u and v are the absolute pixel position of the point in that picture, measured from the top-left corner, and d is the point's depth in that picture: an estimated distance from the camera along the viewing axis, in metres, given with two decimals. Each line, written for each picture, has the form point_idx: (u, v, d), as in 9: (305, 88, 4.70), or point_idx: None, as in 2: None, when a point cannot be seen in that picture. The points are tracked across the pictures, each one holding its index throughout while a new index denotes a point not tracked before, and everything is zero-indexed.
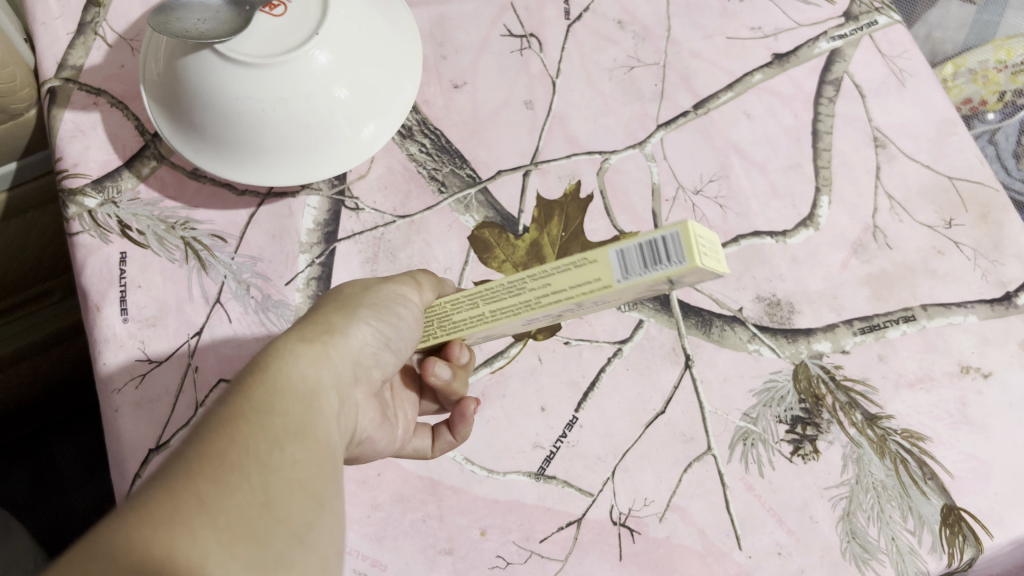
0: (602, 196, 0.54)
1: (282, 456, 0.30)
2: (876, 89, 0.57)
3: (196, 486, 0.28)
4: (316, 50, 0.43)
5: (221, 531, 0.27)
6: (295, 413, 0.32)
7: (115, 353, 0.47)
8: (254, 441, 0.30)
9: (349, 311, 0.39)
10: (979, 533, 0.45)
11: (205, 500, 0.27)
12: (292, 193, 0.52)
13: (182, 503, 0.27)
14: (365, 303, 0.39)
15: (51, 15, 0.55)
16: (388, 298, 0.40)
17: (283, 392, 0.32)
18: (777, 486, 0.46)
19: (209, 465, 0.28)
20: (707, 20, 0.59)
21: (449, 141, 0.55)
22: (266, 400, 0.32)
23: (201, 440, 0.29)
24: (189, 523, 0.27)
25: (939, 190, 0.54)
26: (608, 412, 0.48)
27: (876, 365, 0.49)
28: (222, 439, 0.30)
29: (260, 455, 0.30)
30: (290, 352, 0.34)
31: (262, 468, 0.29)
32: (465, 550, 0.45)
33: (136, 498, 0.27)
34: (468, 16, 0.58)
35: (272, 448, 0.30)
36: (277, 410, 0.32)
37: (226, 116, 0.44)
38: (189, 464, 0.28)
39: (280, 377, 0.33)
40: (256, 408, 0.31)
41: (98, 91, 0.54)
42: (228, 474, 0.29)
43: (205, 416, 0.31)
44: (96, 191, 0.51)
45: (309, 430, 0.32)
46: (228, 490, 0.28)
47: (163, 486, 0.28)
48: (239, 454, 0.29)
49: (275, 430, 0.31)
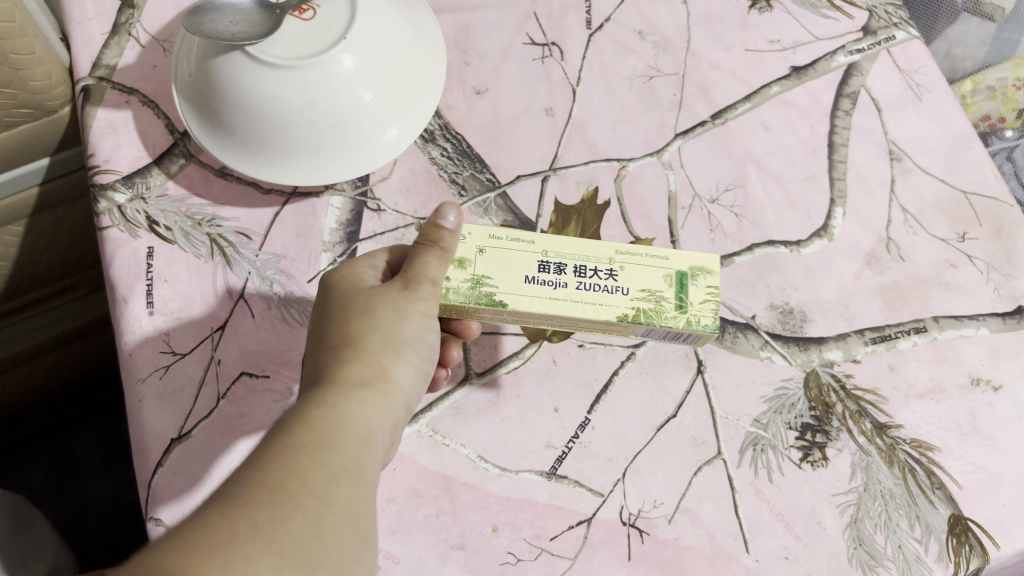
0: (620, 203, 0.55)
1: (335, 491, 0.34)
2: (892, 103, 0.58)
3: (255, 514, 0.31)
4: (343, 53, 0.44)
5: (274, 558, 0.30)
6: (353, 452, 0.35)
7: (141, 345, 0.48)
8: (312, 474, 0.33)
9: (394, 351, 0.40)
10: (986, 544, 0.45)
11: (260, 531, 0.30)
12: (315, 193, 0.54)
13: (242, 529, 0.30)
14: (402, 338, 0.41)
15: (86, 16, 0.57)
16: (418, 320, 0.42)
17: (345, 434, 0.35)
18: (786, 491, 0.47)
19: (267, 495, 0.31)
20: (727, 32, 0.60)
21: (470, 145, 0.56)
22: (329, 437, 0.35)
23: (264, 468, 0.32)
24: (246, 550, 0.30)
25: (954, 204, 0.55)
26: (621, 414, 0.49)
27: (886, 375, 0.50)
28: (283, 467, 0.33)
29: (317, 489, 0.33)
30: (352, 393, 0.37)
31: (317, 500, 0.33)
32: (476, 546, 0.45)
33: (195, 518, 0.30)
34: (491, 24, 0.60)
35: (329, 483, 0.34)
36: (340, 447, 0.35)
37: (254, 116, 0.45)
38: (250, 490, 0.31)
39: (343, 419, 0.36)
40: (320, 446, 0.34)
41: (130, 91, 0.55)
42: (286, 503, 0.32)
43: (268, 437, 0.34)
44: (126, 187, 0.52)
45: (362, 469, 0.36)
46: (284, 519, 0.31)
47: (226, 511, 0.30)
48: (299, 486, 0.32)
49: (334, 466, 0.34)
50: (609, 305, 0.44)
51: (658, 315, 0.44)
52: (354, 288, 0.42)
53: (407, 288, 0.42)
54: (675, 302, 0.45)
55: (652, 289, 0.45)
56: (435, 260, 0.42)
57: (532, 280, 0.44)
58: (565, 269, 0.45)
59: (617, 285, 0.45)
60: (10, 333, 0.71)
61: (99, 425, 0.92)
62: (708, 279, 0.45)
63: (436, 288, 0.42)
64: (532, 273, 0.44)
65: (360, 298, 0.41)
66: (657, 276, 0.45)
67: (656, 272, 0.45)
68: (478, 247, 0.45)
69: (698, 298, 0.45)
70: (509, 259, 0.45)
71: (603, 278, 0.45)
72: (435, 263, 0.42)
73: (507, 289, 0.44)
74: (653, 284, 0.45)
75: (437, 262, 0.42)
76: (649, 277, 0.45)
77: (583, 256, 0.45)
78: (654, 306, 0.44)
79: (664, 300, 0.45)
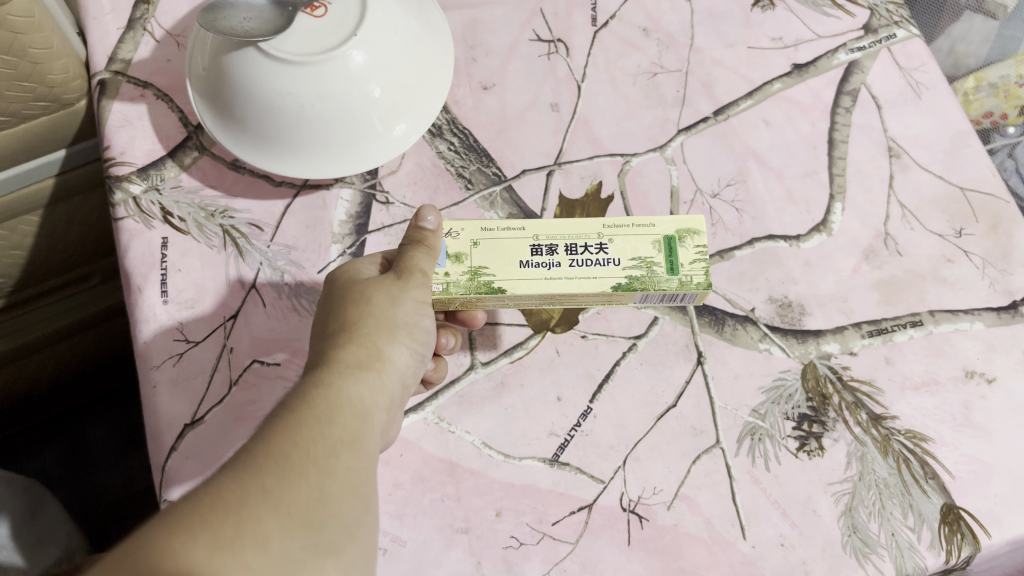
0: (623, 197, 0.56)
1: (336, 461, 0.35)
2: (892, 101, 0.58)
3: (263, 479, 0.32)
4: (353, 50, 0.45)
5: (283, 518, 0.32)
6: (350, 426, 0.36)
7: (155, 332, 0.50)
8: (314, 445, 0.34)
9: (389, 333, 0.42)
10: (977, 533, 0.46)
11: (268, 493, 0.32)
12: (326, 186, 0.55)
13: (250, 493, 0.32)
14: (396, 321, 0.42)
15: (102, 11, 0.58)
16: (412, 307, 0.43)
17: (343, 409, 0.37)
18: (782, 480, 0.48)
19: (272, 463, 0.33)
20: (730, 29, 0.61)
21: (476, 140, 0.57)
22: (328, 411, 0.36)
23: (268, 440, 0.34)
24: (255, 510, 0.31)
25: (952, 200, 0.56)
26: (622, 404, 0.50)
27: (882, 367, 0.51)
28: (286, 439, 0.34)
29: (319, 459, 0.34)
30: (348, 372, 0.38)
31: (320, 469, 0.34)
32: (480, 530, 0.47)
33: (208, 484, 0.32)
34: (499, 21, 0.61)
35: (330, 454, 0.35)
36: (338, 422, 0.36)
37: (267, 111, 0.46)
38: (256, 459, 0.33)
39: (341, 396, 0.37)
40: (319, 419, 0.35)
41: (145, 84, 0.56)
42: (291, 469, 0.33)
43: (271, 415, 0.36)
44: (141, 179, 0.54)
45: (361, 443, 0.37)
46: (290, 484, 0.32)
47: (236, 477, 0.32)
48: (302, 456, 0.34)
49: (333, 438, 0.35)
50: (604, 277, 0.46)
51: (651, 282, 0.46)
52: (351, 278, 0.44)
53: (400, 276, 0.43)
54: (665, 265, 0.46)
55: (642, 256, 0.47)
56: (424, 255, 0.44)
57: (528, 265, 0.46)
58: (556, 249, 0.46)
59: (608, 258, 0.46)
60: (18, 324, 0.73)
61: (112, 414, 0.94)
62: (695, 240, 0.47)
63: (427, 279, 0.44)
64: (527, 256, 0.46)
65: (356, 286, 0.43)
66: (646, 242, 0.47)
67: (644, 240, 0.47)
68: (472, 240, 0.47)
69: (688, 259, 0.47)
70: (502, 248, 0.46)
71: (594, 252, 0.46)
72: (423, 257, 0.44)
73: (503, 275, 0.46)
74: (642, 252, 0.47)
75: (426, 258, 0.44)
76: (637, 246, 0.47)
77: (573, 234, 0.47)
78: (645, 271, 0.46)
79: (655, 265, 0.47)
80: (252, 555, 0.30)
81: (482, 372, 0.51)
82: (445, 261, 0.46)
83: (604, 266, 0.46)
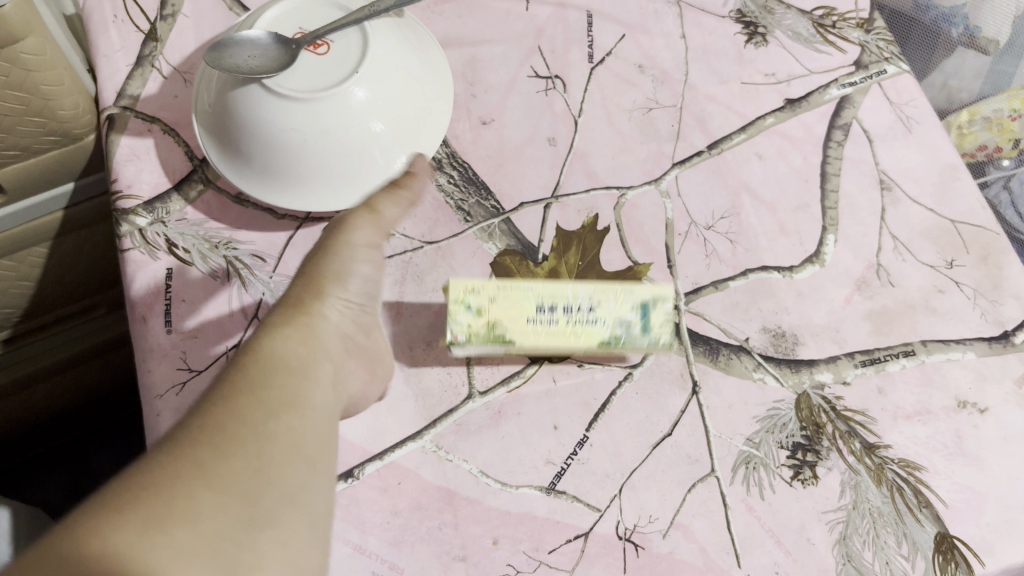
0: (618, 229, 0.57)
1: (273, 427, 0.34)
2: (883, 135, 0.60)
3: (196, 453, 0.32)
4: (355, 86, 0.46)
5: (218, 489, 0.32)
6: (286, 388, 0.36)
7: (159, 361, 0.51)
8: (249, 414, 0.34)
9: (323, 285, 0.41)
10: (971, 562, 0.47)
11: (202, 468, 0.32)
12: (328, 219, 0.56)
13: (184, 468, 0.32)
14: (331, 272, 0.42)
15: (112, 48, 0.59)
16: (351, 250, 0.42)
17: (275, 372, 0.36)
18: (776, 508, 0.49)
19: (208, 437, 0.33)
20: (724, 66, 0.62)
21: (475, 173, 0.58)
22: (259, 379, 0.36)
23: (203, 415, 0.34)
24: (187, 485, 0.31)
25: (942, 232, 0.57)
26: (618, 432, 0.51)
27: (875, 397, 0.52)
28: (222, 413, 0.34)
29: (255, 427, 0.34)
30: (272, 333, 0.38)
31: (258, 438, 0.34)
32: (477, 558, 0.47)
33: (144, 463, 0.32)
34: (497, 58, 0.62)
35: (266, 419, 0.35)
36: (271, 386, 0.36)
37: (270, 146, 0.47)
38: (190, 434, 0.33)
39: (268, 358, 0.37)
40: (251, 384, 0.35)
41: (153, 119, 0.57)
42: (226, 441, 0.33)
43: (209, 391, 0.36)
44: (147, 211, 0.55)
45: (299, 402, 0.36)
46: (225, 456, 0.32)
47: (171, 455, 0.32)
48: (236, 425, 0.34)
49: (270, 403, 0.35)
50: (593, 333, 0.48)
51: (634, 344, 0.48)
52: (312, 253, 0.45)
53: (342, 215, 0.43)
54: (641, 328, 0.48)
55: (622, 319, 0.48)
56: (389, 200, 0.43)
57: (530, 321, 0.47)
58: (555, 309, 0.47)
59: (596, 318, 0.48)
60: (28, 353, 0.75)
61: (115, 441, 0.95)
62: (665, 305, 0.48)
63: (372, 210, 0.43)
64: (530, 312, 0.47)
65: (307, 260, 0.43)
66: (627, 305, 0.48)
67: (625, 298, 0.48)
68: (484, 297, 0.47)
69: (662, 315, 0.48)
70: (508, 307, 0.47)
71: (585, 312, 0.48)
72: (387, 201, 0.43)
73: (502, 299, 0.47)
74: (623, 315, 0.48)
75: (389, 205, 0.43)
76: (622, 306, 0.48)
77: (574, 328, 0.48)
78: (626, 337, 0.48)
79: (634, 329, 0.48)
80: (187, 527, 0.30)
81: (481, 402, 0.51)
82: (461, 314, 0.46)
83: (593, 328, 0.48)
